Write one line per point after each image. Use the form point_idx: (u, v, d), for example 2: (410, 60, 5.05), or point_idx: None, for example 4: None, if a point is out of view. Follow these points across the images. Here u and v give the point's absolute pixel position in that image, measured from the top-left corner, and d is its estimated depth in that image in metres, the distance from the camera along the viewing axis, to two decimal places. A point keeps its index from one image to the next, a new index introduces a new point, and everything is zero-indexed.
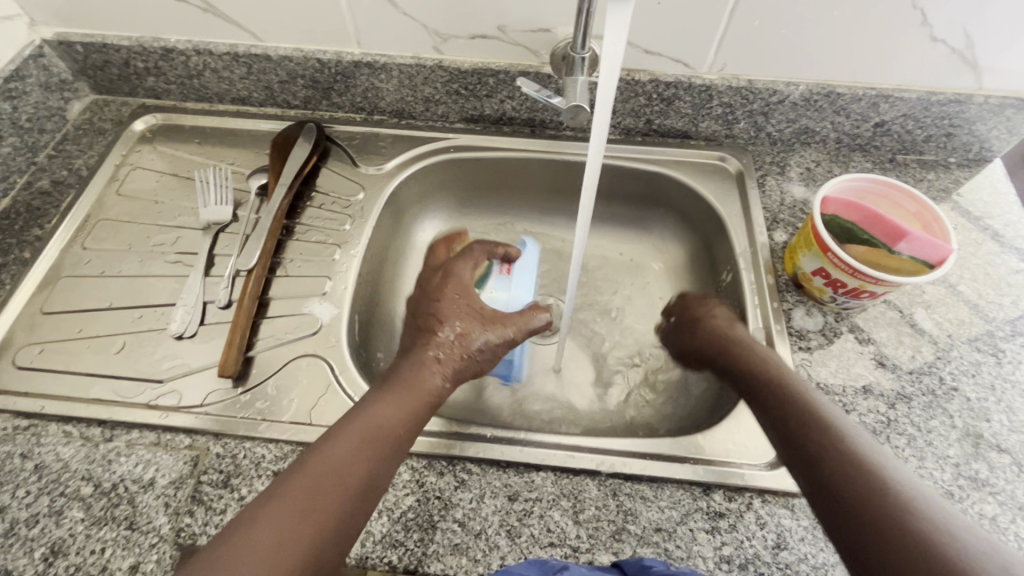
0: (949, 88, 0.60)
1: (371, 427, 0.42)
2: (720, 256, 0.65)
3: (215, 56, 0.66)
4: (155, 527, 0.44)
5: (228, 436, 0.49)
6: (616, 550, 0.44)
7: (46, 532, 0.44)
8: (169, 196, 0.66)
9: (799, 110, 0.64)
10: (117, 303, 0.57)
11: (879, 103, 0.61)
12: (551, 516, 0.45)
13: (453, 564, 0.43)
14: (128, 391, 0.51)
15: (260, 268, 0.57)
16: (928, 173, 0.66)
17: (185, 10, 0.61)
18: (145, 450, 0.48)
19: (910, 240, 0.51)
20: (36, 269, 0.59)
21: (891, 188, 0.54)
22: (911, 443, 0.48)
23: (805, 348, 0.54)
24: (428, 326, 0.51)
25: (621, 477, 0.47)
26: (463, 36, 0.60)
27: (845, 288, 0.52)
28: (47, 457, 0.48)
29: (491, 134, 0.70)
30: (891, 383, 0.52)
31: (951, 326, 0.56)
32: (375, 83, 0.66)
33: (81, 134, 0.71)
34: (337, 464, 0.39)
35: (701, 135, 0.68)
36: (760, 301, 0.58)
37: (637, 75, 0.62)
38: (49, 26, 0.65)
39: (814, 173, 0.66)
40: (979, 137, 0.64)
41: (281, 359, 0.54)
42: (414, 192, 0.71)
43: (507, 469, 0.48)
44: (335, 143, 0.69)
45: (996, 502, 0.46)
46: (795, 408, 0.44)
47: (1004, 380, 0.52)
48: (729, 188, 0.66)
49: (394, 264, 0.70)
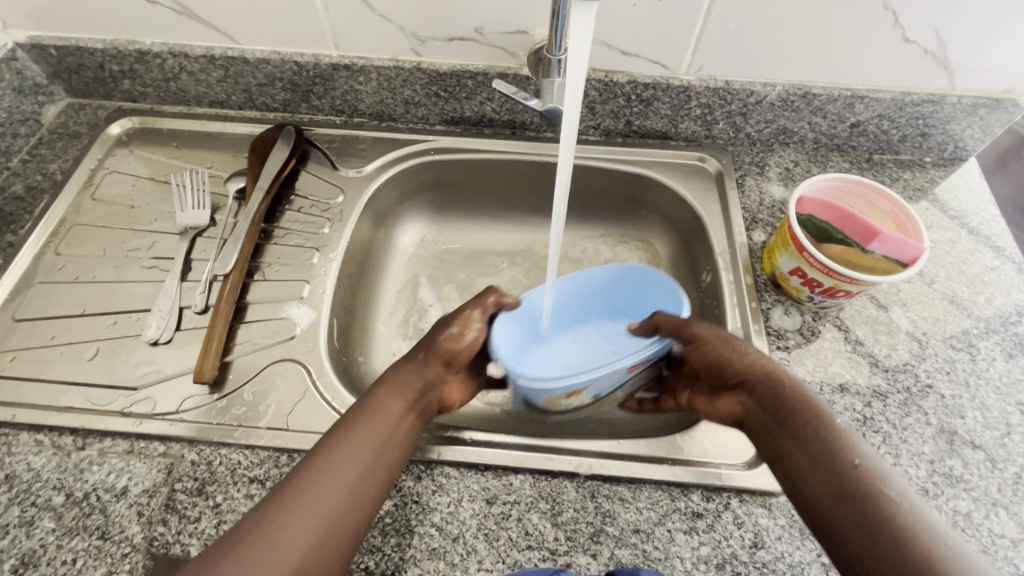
0: (922, 89, 0.60)
1: (372, 439, 0.42)
2: (700, 256, 0.65)
3: (191, 59, 0.65)
4: (127, 537, 0.44)
5: (203, 443, 0.49)
6: (594, 552, 0.44)
7: (16, 543, 0.44)
8: (146, 201, 0.65)
9: (777, 110, 0.64)
10: (91, 310, 0.56)
11: (855, 104, 0.62)
12: (529, 519, 0.45)
13: (430, 568, 0.43)
14: (101, 398, 0.51)
15: (237, 272, 0.57)
16: (904, 172, 0.67)
17: (160, 12, 0.60)
18: (119, 459, 0.48)
19: (883, 239, 0.51)
20: (8, 276, 0.58)
21: (866, 187, 0.54)
22: (887, 441, 0.49)
23: (783, 347, 0.55)
24: (419, 349, 0.51)
25: (599, 478, 0.47)
26: (441, 38, 0.60)
27: (821, 287, 0.52)
28: (18, 466, 0.47)
29: (472, 136, 0.70)
30: (867, 382, 0.52)
31: (926, 324, 0.56)
32: (354, 85, 0.66)
33: (56, 138, 0.70)
34: (338, 483, 0.39)
35: (681, 136, 0.69)
36: (738, 301, 0.58)
37: (615, 76, 0.62)
38: (22, 29, 0.64)
39: (793, 173, 0.67)
40: (954, 136, 0.65)
41: (258, 364, 0.53)
42: (395, 194, 0.70)
43: (485, 472, 0.48)
44: (315, 146, 0.69)
45: (970, 497, 0.46)
46: (800, 425, 0.42)
47: (978, 377, 0.53)
48: (708, 189, 0.66)
49: (375, 267, 0.69)
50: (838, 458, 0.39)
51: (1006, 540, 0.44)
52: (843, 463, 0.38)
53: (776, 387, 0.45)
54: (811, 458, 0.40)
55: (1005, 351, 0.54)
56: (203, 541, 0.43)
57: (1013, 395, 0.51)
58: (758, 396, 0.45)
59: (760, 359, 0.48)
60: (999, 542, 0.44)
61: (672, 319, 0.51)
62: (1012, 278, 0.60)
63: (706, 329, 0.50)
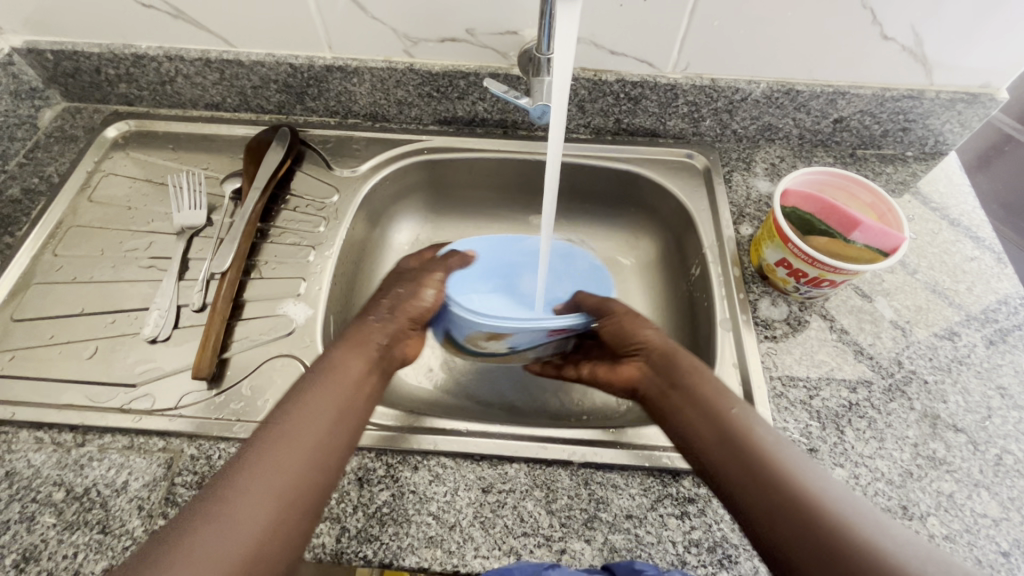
0: (902, 85, 0.62)
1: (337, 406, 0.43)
2: (689, 250, 0.66)
3: (187, 62, 0.66)
4: (128, 530, 0.44)
5: (203, 438, 0.49)
6: (588, 537, 0.45)
7: (17, 538, 0.44)
8: (143, 202, 0.66)
9: (761, 107, 0.66)
10: (90, 309, 0.57)
11: (837, 100, 0.64)
12: (525, 506, 0.46)
13: (428, 556, 0.44)
14: (101, 396, 0.51)
15: (235, 270, 0.58)
16: (886, 167, 0.69)
17: (156, 17, 0.61)
18: (119, 454, 0.48)
19: (864, 229, 0.53)
20: (6, 277, 0.58)
21: (848, 180, 0.56)
22: (872, 426, 0.50)
23: (770, 337, 0.56)
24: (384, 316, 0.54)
25: (592, 466, 0.48)
26: (433, 39, 0.61)
27: (806, 277, 0.54)
28: (18, 463, 0.48)
29: (465, 136, 0.71)
30: (852, 369, 0.54)
31: (910, 313, 0.58)
32: (348, 87, 0.67)
33: (53, 141, 0.71)
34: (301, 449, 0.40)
35: (669, 133, 0.70)
36: (727, 293, 0.59)
37: (603, 75, 0.63)
38: (19, 34, 0.65)
39: (779, 169, 0.68)
40: (934, 130, 0.66)
41: (256, 360, 0.54)
42: (389, 193, 0.71)
43: (481, 462, 0.49)
44: (309, 147, 0.70)
45: (953, 479, 0.47)
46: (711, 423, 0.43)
47: (960, 363, 0.54)
48: (696, 184, 0.68)
49: (370, 265, 0.70)
50: (742, 427, 0.41)
51: (988, 519, 0.45)
52: (739, 429, 0.41)
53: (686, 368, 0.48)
54: (726, 447, 0.41)
55: (985, 337, 0.56)
56: None
57: (993, 379, 0.53)
58: (659, 372, 0.49)
59: (670, 343, 0.51)
60: (981, 521, 0.45)
61: (597, 298, 0.59)
62: (992, 267, 0.61)
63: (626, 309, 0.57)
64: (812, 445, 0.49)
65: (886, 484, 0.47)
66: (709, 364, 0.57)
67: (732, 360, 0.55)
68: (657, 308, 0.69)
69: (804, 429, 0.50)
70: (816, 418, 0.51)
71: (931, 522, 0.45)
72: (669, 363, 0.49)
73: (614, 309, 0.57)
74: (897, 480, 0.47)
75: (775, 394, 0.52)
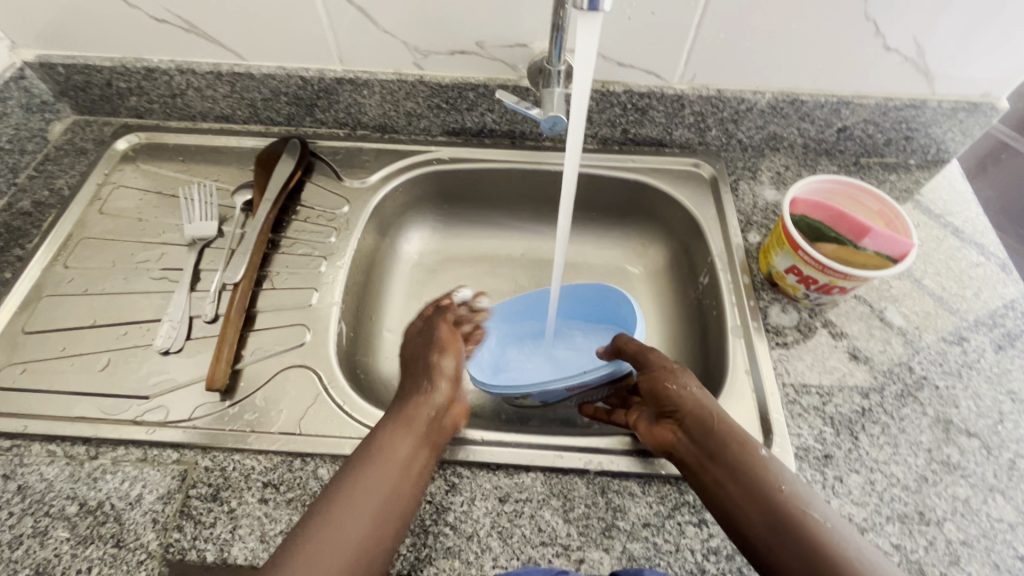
0: (904, 94, 0.63)
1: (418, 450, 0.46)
2: (698, 258, 0.67)
3: (199, 75, 0.67)
4: (143, 544, 0.44)
5: (217, 449, 0.49)
6: (607, 546, 0.45)
7: (30, 553, 0.44)
8: (153, 214, 0.66)
9: (766, 117, 0.67)
10: (101, 321, 0.57)
11: (841, 109, 0.65)
12: (542, 515, 0.46)
13: (446, 567, 0.43)
14: (114, 408, 0.51)
15: (247, 281, 0.58)
16: (890, 175, 0.70)
17: (167, 30, 0.62)
18: (132, 467, 0.48)
19: (874, 236, 0.54)
20: (17, 289, 0.58)
21: (854, 187, 0.57)
22: (885, 431, 0.50)
23: (781, 344, 0.56)
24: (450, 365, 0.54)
25: (609, 474, 0.48)
26: (442, 52, 0.62)
27: (817, 284, 0.54)
28: (30, 477, 0.47)
29: (473, 147, 0.72)
30: (864, 375, 0.54)
31: (918, 319, 0.58)
32: (358, 99, 0.68)
33: (63, 154, 0.71)
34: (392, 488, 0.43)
35: (676, 143, 0.71)
36: (737, 300, 0.59)
37: (611, 86, 0.64)
38: (31, 49, 0.66)
39: (785, 177, 0.69)
40: (936, 139, 0.68)
41: (269, 371, 0.54)
42: (398, 204, 0.72)
43: (497, 471, 0.49)
44: (319, 158, 0.70)
45: (968, 484, 0.47)
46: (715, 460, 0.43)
47: (970, 368, 0.54)
48: (704, 193, 0.69)
49: (380, 275, 0.70)
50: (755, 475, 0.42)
51: (1004, 524, 0.45)
52: (751, 478, 0.41)
53: (717, 430, 0.45)
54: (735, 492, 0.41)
55: (994, 342, 0.56)
56: (218, 545, 0.44)
57: (1003, 384, 0.53)
58: (695, 440, 0.45)
59: (699, 396, 0.47)
60: (997, 526, 0.45)
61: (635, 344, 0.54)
62: (997, 273, 0.62)
63: (662, 361, 0.51)
64: (827, 451, 0.49)
65: (902, 490, 0.47)
66: (720, 371, 0.57)
67: (744, 366, 0.55)
68: (666, 316, 0.70)
69: (818, 435, 0.50)
70: (830, 424, 0.51)
71: (947, 527, 0.45)
72: (692, 418, 0.46)
73: (652, 362, 0.51)
74: (913, 486, 0.47)
75: (788, 400, 0.52)
